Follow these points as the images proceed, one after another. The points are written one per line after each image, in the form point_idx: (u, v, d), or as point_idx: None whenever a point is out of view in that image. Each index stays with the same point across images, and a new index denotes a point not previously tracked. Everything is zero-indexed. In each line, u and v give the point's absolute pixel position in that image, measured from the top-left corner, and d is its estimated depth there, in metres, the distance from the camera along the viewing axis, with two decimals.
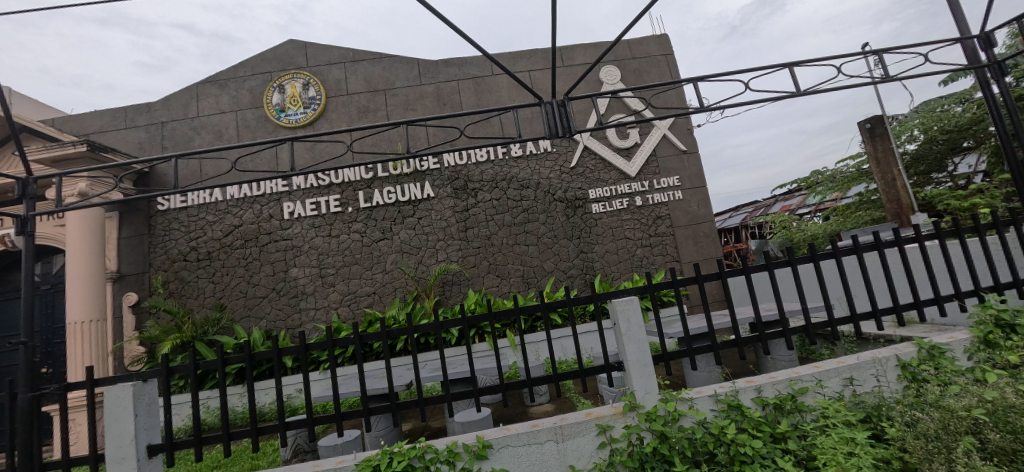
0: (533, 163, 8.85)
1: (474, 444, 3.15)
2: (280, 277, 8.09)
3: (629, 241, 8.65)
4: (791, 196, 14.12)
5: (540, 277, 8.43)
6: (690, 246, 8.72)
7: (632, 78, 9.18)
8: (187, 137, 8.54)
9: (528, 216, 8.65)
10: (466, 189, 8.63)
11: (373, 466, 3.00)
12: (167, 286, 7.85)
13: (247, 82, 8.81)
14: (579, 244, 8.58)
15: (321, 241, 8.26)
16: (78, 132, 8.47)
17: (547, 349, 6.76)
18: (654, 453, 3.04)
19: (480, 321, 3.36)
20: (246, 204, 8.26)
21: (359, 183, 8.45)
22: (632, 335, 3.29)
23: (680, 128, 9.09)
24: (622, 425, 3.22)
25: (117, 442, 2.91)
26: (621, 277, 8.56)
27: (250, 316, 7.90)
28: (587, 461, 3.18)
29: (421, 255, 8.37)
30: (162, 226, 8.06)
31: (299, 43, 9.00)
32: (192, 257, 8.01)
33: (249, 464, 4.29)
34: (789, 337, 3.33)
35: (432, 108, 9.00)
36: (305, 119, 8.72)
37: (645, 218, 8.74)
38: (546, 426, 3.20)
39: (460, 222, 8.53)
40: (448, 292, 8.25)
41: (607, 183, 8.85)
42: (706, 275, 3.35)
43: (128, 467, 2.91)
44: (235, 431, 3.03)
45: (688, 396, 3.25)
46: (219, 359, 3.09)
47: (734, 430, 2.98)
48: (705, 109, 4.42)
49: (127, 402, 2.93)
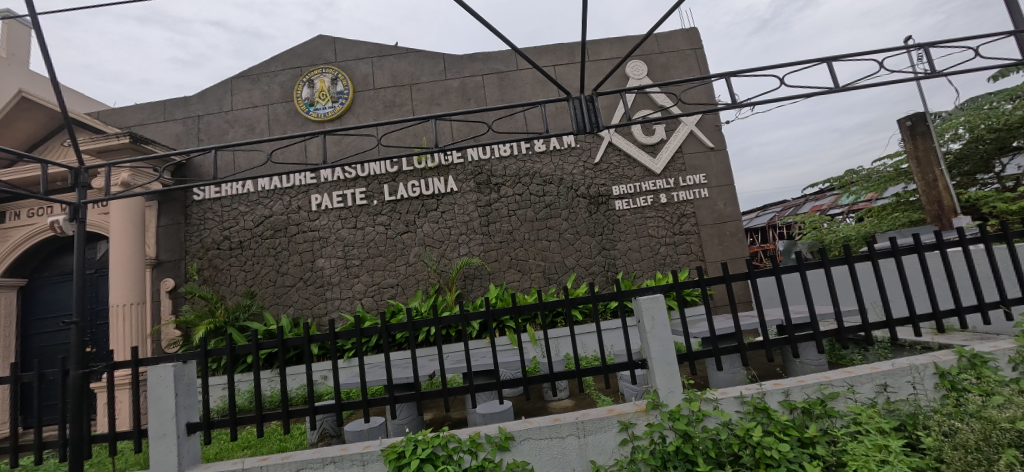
0: (557, 158, 8.82)
1: (497, 435, 3.21)
2: (307, 267, 8.30)
3: (653, 239, 8.55)
4: (823, 196, 13.72)
5: (561, 274, 8.42)
6: (715, 246, 8.55)
7: (659, 73, 9.05)
8: (222, 130, 8.84)
9: (551, 212, 8.64)
10: (489, 184, 8.68)
11: (398, 453, 3.08)
12: (202, 273, 8.15)
13: (277, 77, 9.04)
14: (601, 241, 8.53)
15: (347, 232, 8.43)
16: (120, 124, 8.83)
17: (569, 345, 6.77)
18: (677, 453, 3.04)
19: (503, 315, 3.41)
20: (276, 195, 8.50)
21: (385, 176, 8.60)
22: (656, 333, 3.30)
23: (708, 125, 8.91)
24: (645, 423, 3.25)
25: (160, 418, 3.06)
26: (644, 275, 8.45)
27: (279, 304, 8.16)
28: (609, 457, 3.22)
29: (442, 249, 8.45)
30: (197, 215, 8.35)
31: (327, 38, 9.18)
32: (225, 246, 8.29)
33: (277, 446, 4.41)
34: (820, 340, 3.25)
35: (456, 103, 9.05)
36: (333, 113, 8.88)
37: (669, 216, 8.62)
38: (568, 421, 3.24)
39: (482, 216, 8.58)
40: (469, 286, 8.34)
41: (631, 179, 8.75)
42: (732, 274, 3.30)
43: (168, 443, 3.06)
44: (267, 412, 3.16)
45: (713, 396, 3.24)
46: (254, 343, 3.20)
47: (759, 433, 2.94)
48: (736, 105, 4.35)
49: (168, 381, 3.07)
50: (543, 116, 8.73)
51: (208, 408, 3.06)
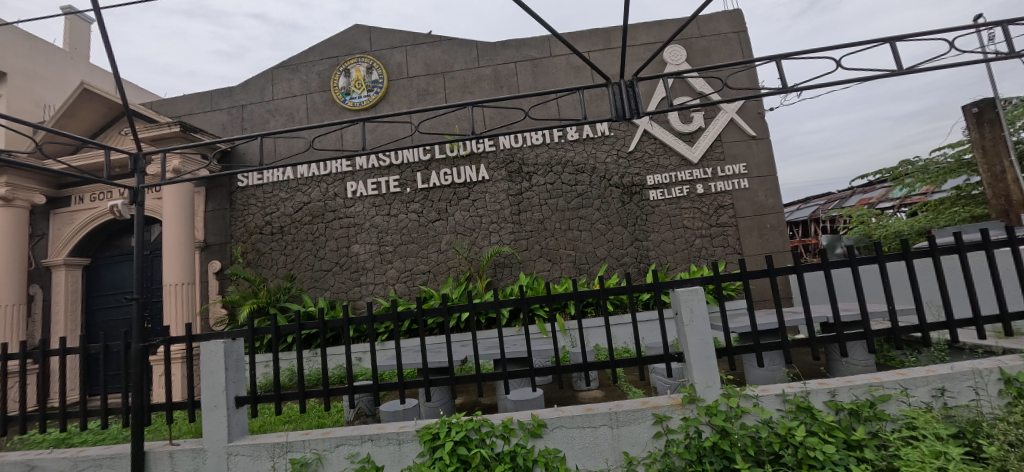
0: (589, 147, 8.69)
1: (529, 422, 3.24)
2: (343, 252, 8.53)
3: (688, 230, 8.34)
4: (872, 188, 13.06)
5: (592, 264, 8.35)
6: (754, 238, 8.27)
7: (699, 58, 8.75)
8: (264, 119, 9.13)
9: (583, 201, 8.55)
10: (520, 173, 8.65)
11: (432, 434, 3.15)
12: (246, 256, 8.50)
13: (315, 67, 9.23)
14: (634, 232, 8.39)
15: (381, 219, 8.60)
16: (171, 114, 9.24)
17: (596, 336, 6.72)
18: (713, 448, 2.99)
19: (535, 304, 3.41)
20: (314, 182, 8.73)
21: (418, 165, 8.69)
22: (695, 326, 3.24)
23: (750, 112, 8.57)
24: (680, 417, 3.21)
25: (211, 391, 3.24)
26: (678, 267, 8.29)
27: (317, 287, 8.44)
28: (642, 449, 3.19)
29: (473, 237, 8.51)
30: (241, 201, 8.69)
31: (363, 28, 9.28)
32: (267, 231, 8.60)
33: (316, 421, 4.59)
34: (870, 340, 3.10)
35: (489, 91, 9.02)
36: (368, 102, 9.02)
37: (706, 207, 8.38)
38: (601, 411, 3.23)
39: (513, 205, 8.57)
40: (500, 274, 8.39)
41: (666, 168, 8.54)
42: (776, 268, 3.18)
43: (219, 414, 3.23)
44: (309, 390, 3.29)
45: (753, 393, 3.16)
46: (296, 324, 3.32)
47: (803, 432, 2.86)
48: (785, 90, 4.14)
49: (219, 357, 3.24)
50: (579, 103, 8.59)
51: (255, 383, 3.21)
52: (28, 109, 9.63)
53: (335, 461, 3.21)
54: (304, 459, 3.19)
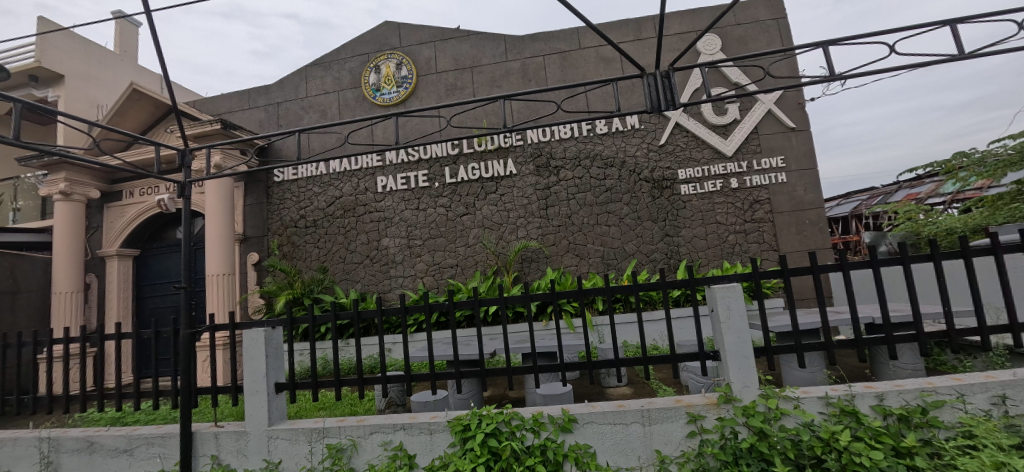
0: (619, 140, 8.55)
1: (560, 417, 3.23)
2: (373, 245, 8.68)
3: (721, 226, 8.12)
4: (920, 183, 12.42)
5: (621, 260, 8.23)
6: (792, 235, 7.97)
7: (735, 47, 8.46)
8: (298, 116, 9.35)
9: (611, 196, 8.42)
10: (548, 167, 8.59)
11: (463, 425, 3.16)
12: (282, 248, 8.76)
13: (347, 64, 9.38)
14: (664, 227, 8.22)
15: (410, 213, 8.70)
16: (212, 112, 9.58)
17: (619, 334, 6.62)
18: (751, 450, 2.90)
19: (564, 298, 3.39)
20: (346, 177, 8.90)
21: (446, 159, 8.74)
22: (732, 324, 3.15)
23: (790, 103, 8.24)
24: (715, 417, 3.12)
25: (253, 376, 3.36)
26: (710, 264, 8.08)
27: (348, 279, 8.63)
28: (675, 448, 3.13)
29: (501, 231, 8.51)
30: (278, 195, 8.95)
31: (393, 24, 9.37)
32: (301, 224, 8.83)
33: (349, 409, 4.70)
34: (923, 343, 2.94)
35: (518, 85, 8.97)
36: (398, 97, 9.11)
37: (740, 202, 8.13)
38: (633, 408, 3.18)
39: (541, 200, 8.53)
40: (527, 268, 8.37)
41: (699, 162, 8.31)
42: (820, 265, 3.05)
43: (260, 399, 3.35)
44: (344, 378, 3.37)
45: (794, 395, 3.05)
46: (332, 314, 3.41)
47: (848, 437, 2.75)
48: (831, 78, 3.94)
49: (260, 344, 3.35)
50: (612, 94, 8.45)
51: (294, 369, 3.31)
52: (83, 109, 10.16)
53: (369, 447, 3.28)
54: (340, 444, 3.27)
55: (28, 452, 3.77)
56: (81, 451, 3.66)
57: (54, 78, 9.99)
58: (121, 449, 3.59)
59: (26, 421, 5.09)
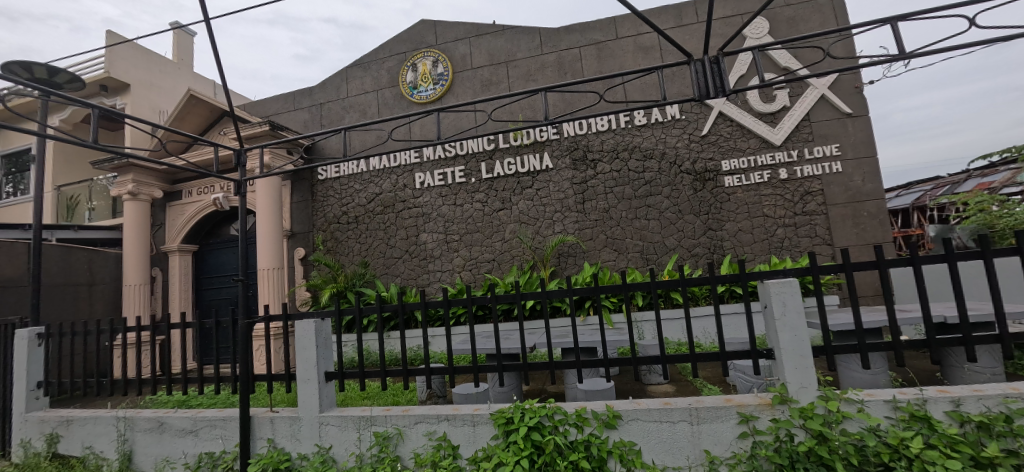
0: (658, 132, 8.29)
1: (604, 413, 3.16)
2: (412, 241, 8.81)
3: (769, 219, 7.75)
4: (993, 172, 11.47)
5: (661, 255, 8.00)
6: (848, 228, 7.52)
7: (784, 30, 8.03)
8: (340, 116, 9.59)
9: (651, 189, 8.19)
10: (585, 160, 8.45)
11: (506, 418, 3.15)
12: (326, 244, 9.03)
13: (385, 63, 9.52)
14: (707, 221, 7.93)
15: (447, 209, 8.77)
16: (261, 114, 9.97)
17: (660, 331, 6.46)
18: (809, 454, 2.74)
19: (604, 294, 3.32)
20: (385, 174, 9.07)
21: (482, 154, 8.75)
22: (787, 321, 2.98)
23: (846, 87, 7.75)
24: (769, 418, 2.97)
25: (305, 365, 3.48)
26: (756, 259, 7.74)
27: (388, 273, 8.82)
28: (725, 449, 3.00)
29: (538, 226, 8.45)
30: (321, 193, 9.23)
31: (429, 22, 9.44)
32: (344, 220, 9.07)
33: (391, 399, 4.81)
34: (1007, 344, 2.69)
35: (553, 78, 8.85)
36: (434, 94, 9.18)
37: (790, 193, 7.73)
38: (679, 406, 3.07)
39: (578, 194, 8.40)
40: (564, 263, 8.30)
41: (745, 152, 7.95)
42: (887, 260, 2.83)
43: (312, 387, 3.47)
44: (389, 369, 3.44)
45: (857, 397, 2.86)
46: (377, 306, 3.46)
47: (919, 444, 2.55)
48: (896, 58, 3.64)
49: (311, 335, 3.46)
50: (659, 82, 8.19)
51: (342, 359, 3.40)
52: (145, 114, 10.82)
53: (414, 436, 3.33)
54: (386, 432, 3.33)
55: (108, 430, 4.06)
56: (152, 431, 3.90)
57: (121, 86, 10.68)
58: (188, 429, 3.81)
59: (103, 401, 5.49)
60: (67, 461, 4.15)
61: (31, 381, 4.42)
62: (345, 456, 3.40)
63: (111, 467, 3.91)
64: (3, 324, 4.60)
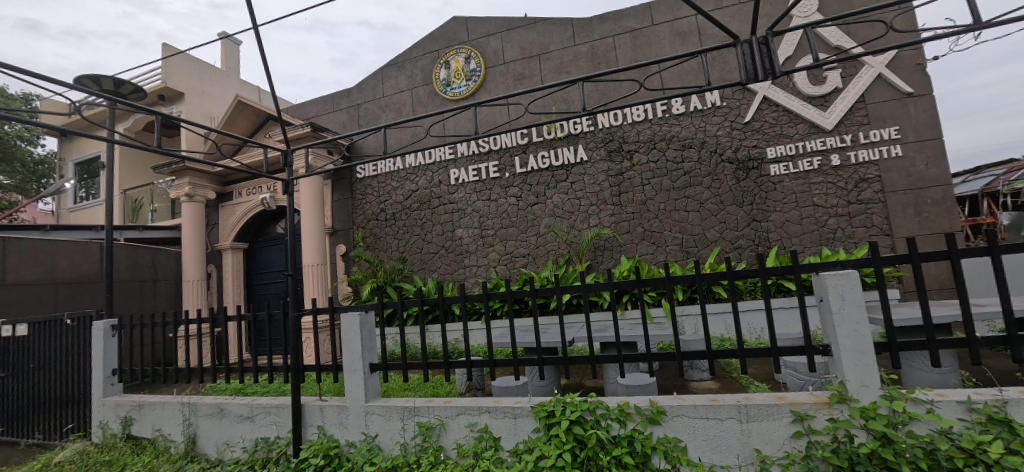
0: (698, 120, 8.00)
1: (647, 408, 3.08)
2: (448, 236, 8.90)
3: (820, 208, 7.35)
4: None
5: (701, 247, 7.74)
6: (908, 216, 7.04)
7: (835, 8, 7.56)
8: (376, 115, 9.76)
9: (690, 180, 7.93)
10: (620, 152, 8.27)
11: (547, 412, 3.11)
12: (366, 240, 9.23)
13: (419, 62, 9.61)
14: (751, 212, 7.61)
15: (482, 204, 8.79)
16: (303, 116, 10.28)
17: (703, 325, 6.26)
18: (871, 457, 2.57)
19: (644, 288, 3.22)
20: (421, 171, 9.19)
21: (516, 149, 8.71)
22: (846, 316, 2.80)
23: (906, 65, 7.22)
24: (826, 418, 2.80)
25: (351, 356, 3.57)
26: (806, 250, 7.36)
27: (426, 268, 8.94)
28: (778, 449, 2.85)
29: (573, 220, 8.34)
30: (361, 191, 9.44)
31: (461, 19, 9.45)
32: (382, 217, 9.25)
33: (432, 391, 4.87)
34: None
35: (587, 69, 8.68)
36: (467, 91, 9.19)
37: (843, 181, 7.29)
38: (727, 403, 2.95)
39: (614, 186, 8.24)
40: (600, 257, 8.16)
41: (792, 138, 7.56)
42: (962, 250, 2.60)
43: (358, 377, 3.56)
44: (431, 361, 3.47)
45: (925, 397, 2.66)
46: (419, 300, 3.50)
47: (999, 449, 2.34)
48: (968, 30, 3.33)
49: (356, 327, 3.53)
50: (703, 67, 7.87)
51: (386, 351, 3.46)
52: (197, 119, 11.37)
53: (456, 428, 3.35)
54: (429, 423, 3.37)
55: (174, 414, 4.30)
56: (213, 416, 4.10)
57: (176, 95, 11.27)
58: (245, 416, 3.99)
59: (168, 388, 5.83)
60: (140, 443, 4.42)
61: (107, 369, 4.74)
62: (390, 445, 3.47)
63: (178, 449, 4.15)
64: (82, 315, 4.96)
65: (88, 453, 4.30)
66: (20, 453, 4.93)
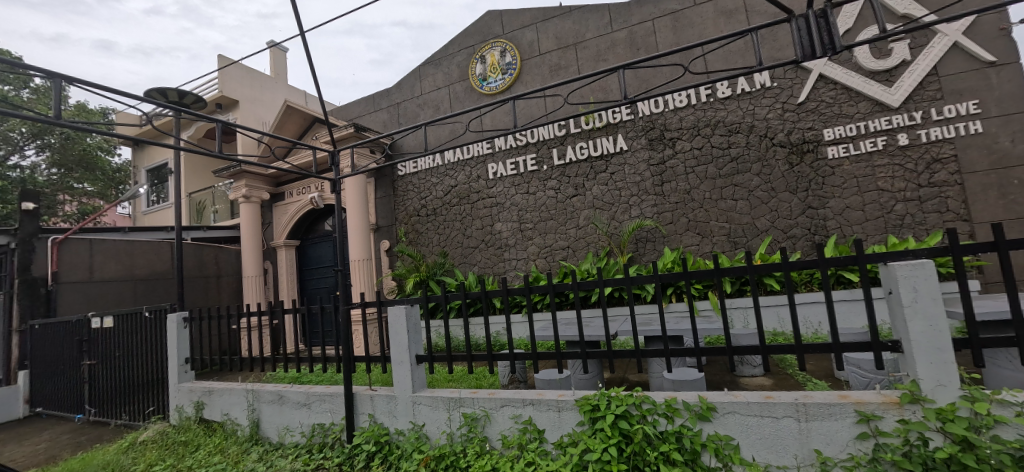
0: (746, 103, 7.61)
1: (696, 404, 2.95)
2: (487, 231, 8.92)
3: (885, 193, 6.84)
4: None
5: (751, 237, 7.39)
6: (988, 199, 6.43)
7: None
8: (415, 113, 9.89)
9: (738, 166, 7.57)
10: (662, 140, 7.99)
11: (592, 405, 3.05)
12: (408, 236, 9.40)
13: (455, 58, 9.64)
14: (806, 198, 7.19)
15: (520, 198, 8.74)
16: (346, 117, 10.57)
17: (755, 318, 5.99)
18: (949, 463, 2.36)
19: (691, 280, 3.07)
20: (460, 167, 9.24)
21: (553, 141, 8.59)
22: (919, 309, 2.56)
23: (986, 31, 6.58)
24: (896, 419, 2.59)
25: (398, 349, 3.64)
26: (870, 239, 6.87)
27: (466, 262, 9.01)
28: (840, 450, 2.67)
29: (613, 211, 8.15)
30: (402, 188, 9.61)
31: (495, 13, 9.40)
32: (423, 213, 9.39)
33: (475, 382, 4.91)
34: None
35: (625, 56, 8.42)
36: (503, 84, 9.14)
37: (912, 163, 6.75)
38: (783, 401, 2.78)
39: (656, 176, 7.98)
40: (642, 249, 7.96)
41: (852, 118, 7.05)
42: None
43: (405, 369, 3.62)
44: (476, 354, 3.47)
45: (1014, 399, 2.41)
46: (464, 293, 3.50)
47: None
48: None
49: (402, 320, 3.59)
50: (752, 46, 7.45)
51: (431, 343, 3.49)
52: (249, 123, 11.91)
53: (500, 419, 3.34)
54: (475, 414, 3.38)
55: (240, 399, 4.54)
56: (273, 402, 4.30)
57: (231, 102, 11.87)
58: (302, 403, 4.15)
59: (234, 376, 6.19)
60: (211, 425, 4.71)
61: (180, 357, 5.08)
62: (437, 434, 3.51)
63: (244, 433, 4.38)
64: (158, 309, 5.32)
65: (167, 433, 4.63)
66: (110, 432, 5.38)
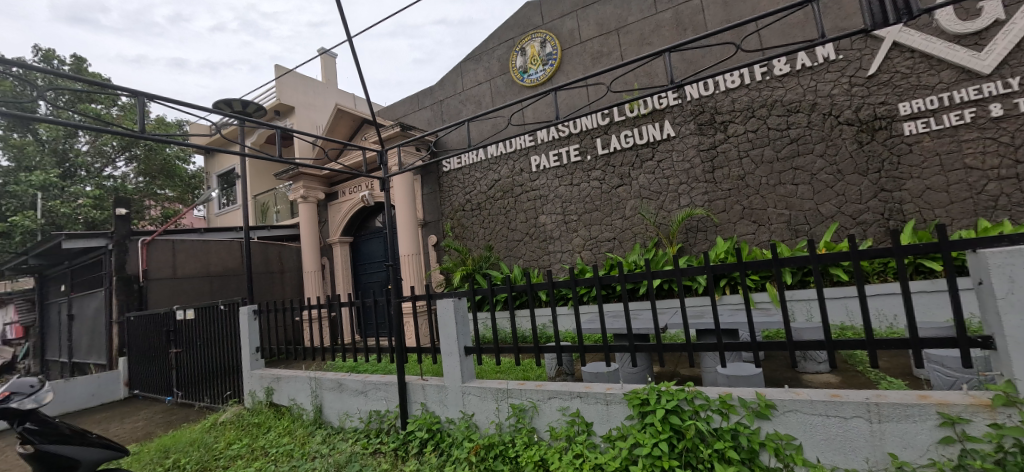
0: (807, 79, 7.09)
1: (754, 401, 2.78)
2: (532, 223, 8.86)
3: (972, 172, 6.20)
4: None
5: (814, 225, 6.92)
6: None
7: None
8: (457, 109, 9.95)
9: (798, 148, 7.08)
10: (713, 124, 7.61)
11: (641, 399, 2.93)
12: (454, 230, 9.52)
13: (495, 52, 9.60)
14: (879, 180, 6.64)
15: (565, 190, 8.61)
16: (392, 117, 10.81)
17: (821, 311, 5.60)
18: None
19: (746, 270, 2.87)
20: (502, 161, 9.23)
21: (597, 130, 8.39)
22: (1015, 302, 2.26)
23: None
24: (987, 422, 2.32)
25: (448, 341, 3.67)
26: (957, 223, 6.25)
27: (511, 255, 9.02)
28: (920, 455, 2.42)
29: (661, 200, 7.86)
30: (447, 183, 9.71)
31: (534, 3, 9.26)
32: (468, 207, 9.46)
33: (522, 374, 4.91)
34: None
35: (671, 38, 8.04)
36: (544, 75, 9.00)
37: (1005, 137, 6.06)
38: (853, 400, 2.56)
39: (706, 162, 7.62)
40: (692, 239, 7.67)
41: (932, 89, 6.42)
42: None
43: (454, 360, 3.65)
44: (524, 346, 3.42)
45: None
46: (510, 285, 3.46)
47: None
48: None
49: (450, 312, 3.61)
50: (813, 18, 6.92)
51: (479, 335, 3.49)
52: (303, 126, 12.43)
53: (548, 412, 3.29)
54: (522, 405, 3.35)
55: (304, 386, 4.75)
56: (334, 389, 4.47)
57: (287, 107, 12.43)
58: (359, 391, 4.30)
59: (300, 364, 6.51)
60: (279, 409, 4.99)
61: (252, 346, 5.39)
62: (487, 424, 3.52)
63: (308, 416, 4.59)
64: (232, 302, 5.64)
65: (243, 415, 4.92)
66: (195, 413, 5.83)
